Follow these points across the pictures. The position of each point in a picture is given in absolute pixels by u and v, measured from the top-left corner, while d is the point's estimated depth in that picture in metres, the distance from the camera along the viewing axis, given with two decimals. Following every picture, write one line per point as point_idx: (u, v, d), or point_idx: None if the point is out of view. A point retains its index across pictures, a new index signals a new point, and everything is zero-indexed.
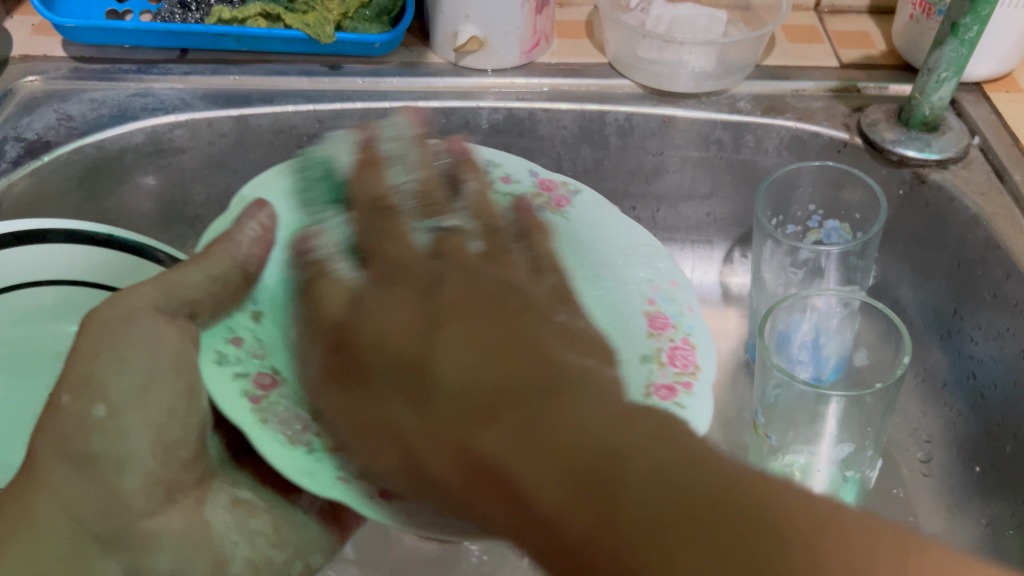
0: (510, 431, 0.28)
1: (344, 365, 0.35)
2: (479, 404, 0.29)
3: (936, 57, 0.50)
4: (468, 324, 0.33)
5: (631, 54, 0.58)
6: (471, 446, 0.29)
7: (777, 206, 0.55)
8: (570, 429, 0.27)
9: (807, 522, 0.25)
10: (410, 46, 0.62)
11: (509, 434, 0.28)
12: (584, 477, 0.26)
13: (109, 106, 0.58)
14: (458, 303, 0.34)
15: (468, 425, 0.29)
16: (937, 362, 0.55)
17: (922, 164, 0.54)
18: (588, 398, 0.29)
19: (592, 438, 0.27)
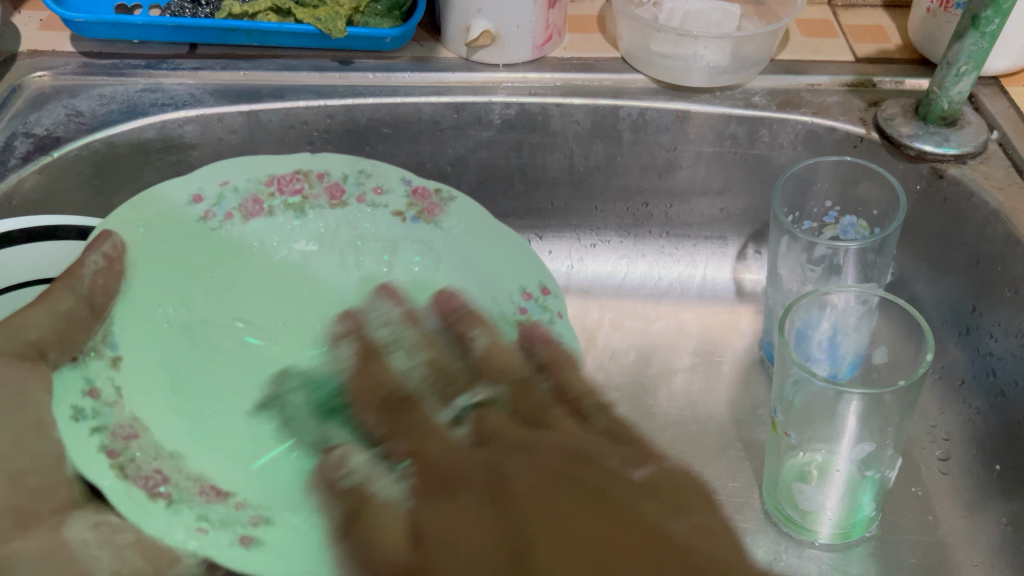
0: (557, 555, 0.41)
1: (418, 542, 0.45)
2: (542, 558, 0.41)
3: (956, 50, 0.50)
4: (544, 510, 0.44)
5: (644, 49, 0.58)
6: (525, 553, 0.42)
7: (794, 202, 0.55)
8: (601, 548, 0.41)
9: None
10: (421, 41, 0.61)
11: (556, 557, 0.41)
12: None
13: (120, 102, 0.57)
14: (533, 498, 0.45)
15: (536, 556, 0.41)
16: (955, 359, 0.54)
17: (941, 158, 0.53)
18: (653, 555, 0.40)
19: (636, 571, 0.39)
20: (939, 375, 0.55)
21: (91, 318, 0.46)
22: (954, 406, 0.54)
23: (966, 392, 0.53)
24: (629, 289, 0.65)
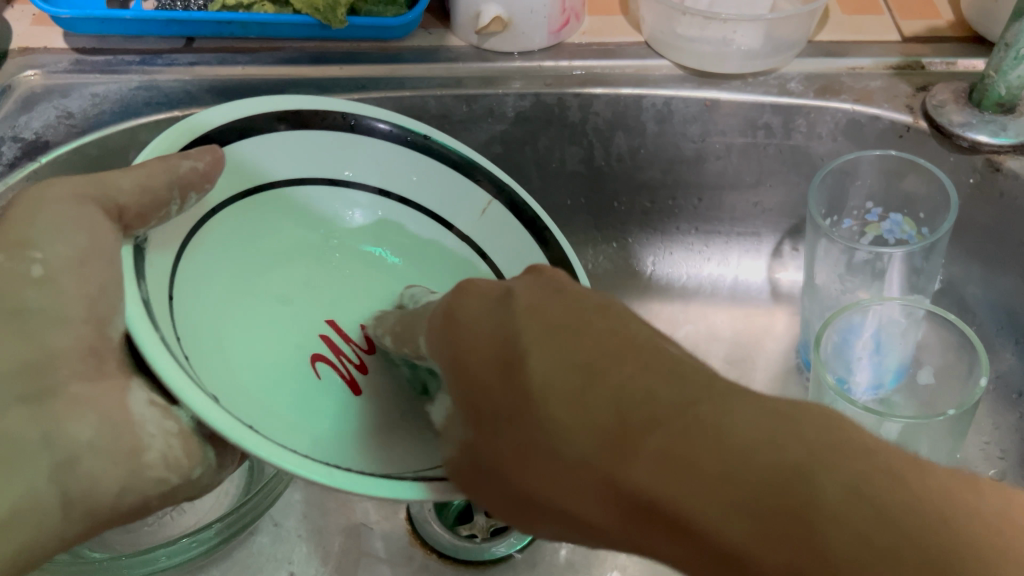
0: (657, 459, 0.22)
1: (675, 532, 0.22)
2: (768, 504, 0.20)
3: (1016, 31, 0.45)
4: (671, 454, 0.22)
5: (669, 32, 0.53)
6: (624, 483, 0.23)
7: (832, 201, 0.51)
8: (725, 451, 0.21)
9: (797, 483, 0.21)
10: (430, 29, 0.57)
11: (655, 462, 0.22)
12: (767, 503, 0.20)
13: (434, 177, 0.45)
14: (659, 436, 0.22)
15: (614, 453, 0.23)
16: (1011, 368, 0.50)
17: (996, 149, 0.48)
18: (731, 407, 0.22)
19: (750, 460, 0.21)
20: (991, 385, 0.51)
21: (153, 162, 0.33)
22: (1011, 419, 0.50)
23: None
24: (656, 289, 0.61)
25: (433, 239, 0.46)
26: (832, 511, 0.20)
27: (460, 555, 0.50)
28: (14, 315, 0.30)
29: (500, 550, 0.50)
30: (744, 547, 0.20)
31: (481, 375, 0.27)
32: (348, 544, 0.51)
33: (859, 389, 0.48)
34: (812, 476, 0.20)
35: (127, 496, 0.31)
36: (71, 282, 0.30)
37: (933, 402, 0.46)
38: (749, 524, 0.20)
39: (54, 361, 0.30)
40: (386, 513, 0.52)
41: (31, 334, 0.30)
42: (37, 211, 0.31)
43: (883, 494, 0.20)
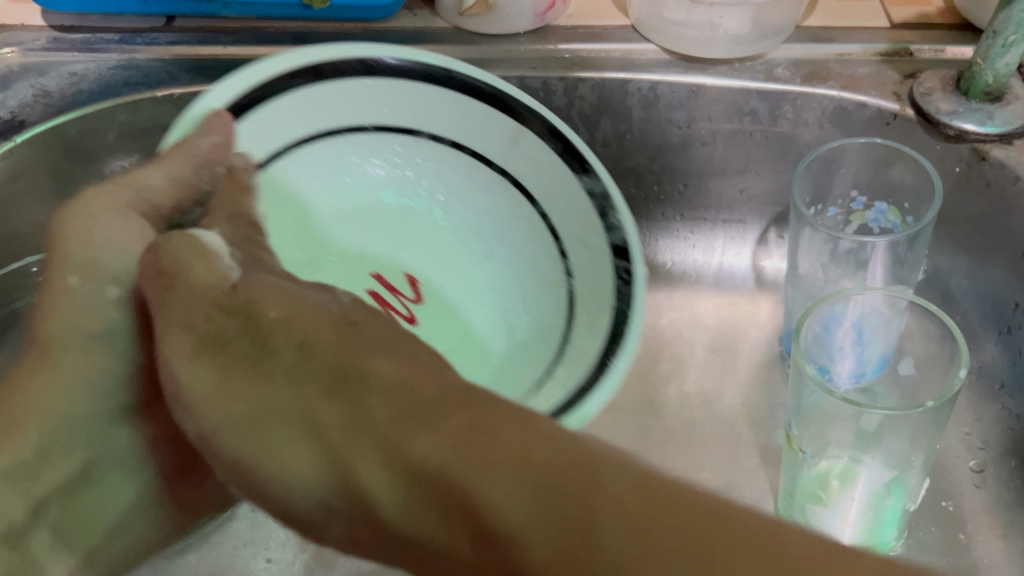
0: (451, 435, 0.24)
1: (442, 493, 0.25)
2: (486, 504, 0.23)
3: (1004, 18, 0.44)
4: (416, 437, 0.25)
5: (656, 16, 0.53)
6: (408, 452, 0.25)
7: (817, 189, 0.50)
8: (511, 449, 0.24)
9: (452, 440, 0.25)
10: (414, 10, 0.57)
11: (449, 440, 0.24)
12: (559, 487, 0.23)
13: (474, 120, 0.45)
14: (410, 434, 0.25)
15: (409, 423, 0.26)
16: (994, 359, 0.50)
17: (982, 138, 0.48)
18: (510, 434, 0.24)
19: (538, 455, 0.24)
20: (974, 376, 0.51)
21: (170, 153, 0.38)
22: (992, 410, 0.49)
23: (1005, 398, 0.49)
24: None
25: (507, 198, 0.46)
26: (644, 539, 0.21)
27: None
28: (90, 337, 0.38)
29: None
30: (516, 526, 0.23)
31: (312, 430, 0.27)
32: None
33: (840, 377, 0.49)
34: (600, 477, 0.23)
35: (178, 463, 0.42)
36: (97, 315, 0.38)
37: (914, 392, 0.47)
38: (527, 500, 0.23)
39: (109, 358, 0.39)
40: None
41: (90, 356, 0.39)
42: (87, 228, 0.37)
43: (673, 497, 0.22)
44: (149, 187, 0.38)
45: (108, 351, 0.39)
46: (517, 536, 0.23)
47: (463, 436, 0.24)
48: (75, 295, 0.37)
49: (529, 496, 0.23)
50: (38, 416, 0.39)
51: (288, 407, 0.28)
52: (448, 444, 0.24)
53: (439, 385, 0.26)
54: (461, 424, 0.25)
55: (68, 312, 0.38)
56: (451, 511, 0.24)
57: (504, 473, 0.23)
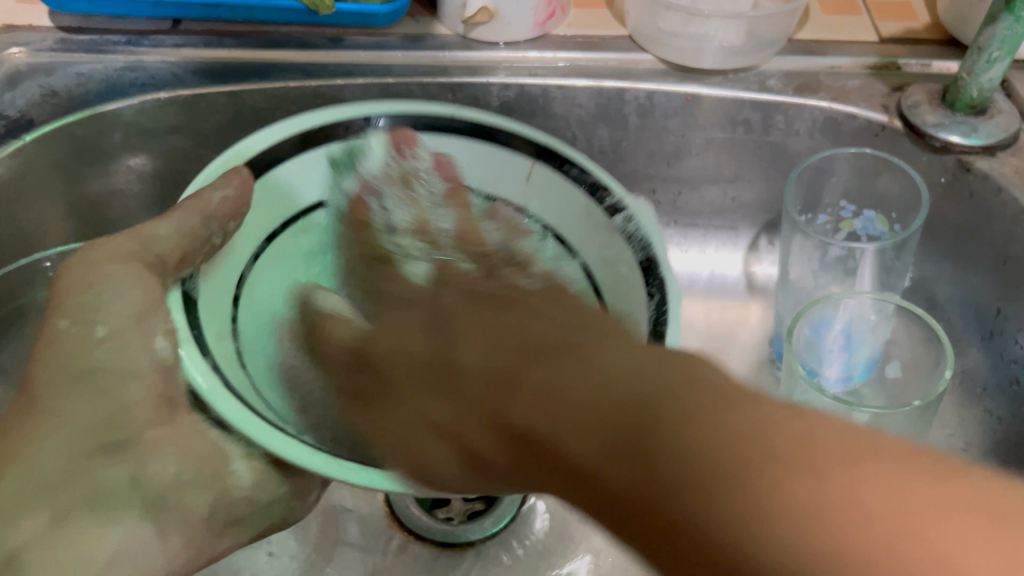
0: (533, 399, 0.27)
1: (532, 457, 0.27)
2: (615, 401, 0.24)
3: (988, 35, 0.46)
4: (541, 376, 0.27)
5: (653, 27, 0.54)
6: (504, 420, 0.27)
7: (808, 198, 0.52)
8: (594, 379, 0.25)
9: (676, 378, 0.24)
10: (417, 17, 0.58)
11: (533, 404, 0.26)
12: (622, 434, 0.23)
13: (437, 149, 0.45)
14: (546, 389, 0.26)
15: (498, 399, 0.28)
16: (976, 364, 0.52)
17: (967, 150, 0.50)
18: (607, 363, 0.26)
19: (618, 386, 0.25)
20: (957, 379, 0.52)
21: (183, 205, 0.39)
22: (974, 413, 0.51)
23: (986, 401, 0.50)
24: None
25: (497, 218, 0.46)
26: (909, 526, 0.19)
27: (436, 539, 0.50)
28: (87, 375, 0.37)
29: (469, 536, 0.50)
30: (595, 463, 0.24)
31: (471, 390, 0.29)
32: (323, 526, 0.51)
33: (828, 381, 0.49)
34: (658, 406, 0.23)
35: (218, 509, 0.40)
36: (137, 345, 0.37)
37: (902, 394, 0.48)
38: (609, 453, 0.23)
39: (130, 414, 0.37)
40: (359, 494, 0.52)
41: (102, 390, 0.37)
42: (91, 272, 0.38)
43: (650, 392, 0.24)
44: (155, 241, 0.39)
45: (123, 386, 0.37)
46: (594, 473, 0.24)
47: (620, 397, 0.24)
48: (63, 340, 0.37)
49: (592, 426, 0.24)
50: (75, 433, 0.36)
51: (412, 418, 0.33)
52: (564, 411, 0.25)
53: (538, 334, 0.30)
54: (593, 381, 0.25)
55: (61, 357, 0.37)
56: (609, 415, 0.24)
57: (569, 418, 0.25)
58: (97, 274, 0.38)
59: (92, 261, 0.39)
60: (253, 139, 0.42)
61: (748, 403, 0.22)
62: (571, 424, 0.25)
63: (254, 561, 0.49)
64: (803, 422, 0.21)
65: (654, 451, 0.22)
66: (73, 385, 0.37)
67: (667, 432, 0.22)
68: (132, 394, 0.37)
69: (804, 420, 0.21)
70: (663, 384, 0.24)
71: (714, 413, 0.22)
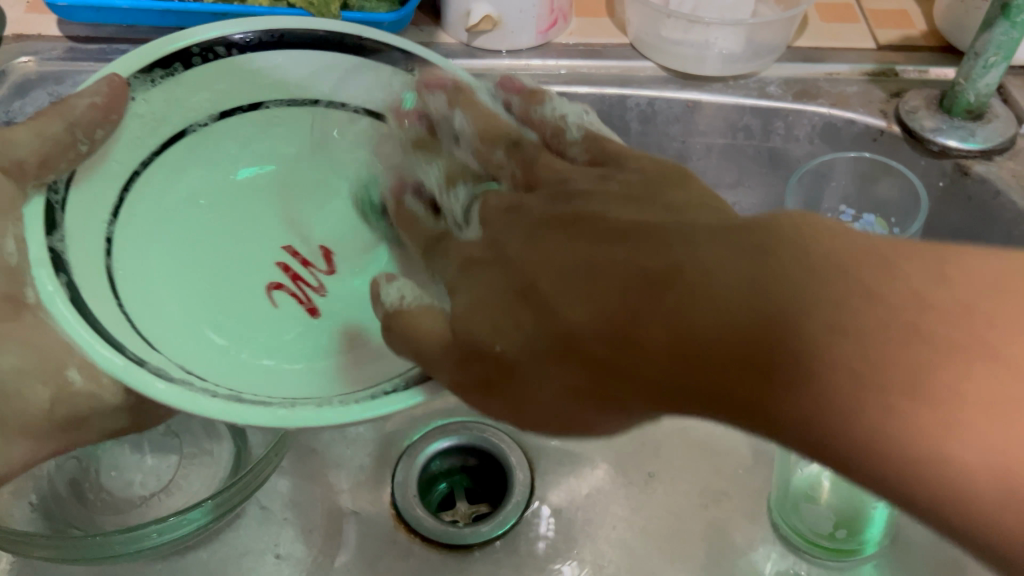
0: (738, 371, 0.25)
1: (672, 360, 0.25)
2: (700, 358, 0.25)
3: (984, 40, 0.47)
4: (646, 311, 0.26)
5: (653, 35, 0.55)
6: (700, 353, 0.25)
7: (808, 202, 0.52)
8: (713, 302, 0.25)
9: (820, 323, 0.23)
10: (421, 26, 0.59)
11: (675, 363, 0.25)
12: (758, 362, 0.24)
13: (302, 67, 0.42)
14: (721, 341, 0.25)
15: (626, 352, 0.26)
16: None
17: (965, 154, 0.50)
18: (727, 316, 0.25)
19: (745, 308, 0.25)
20: None
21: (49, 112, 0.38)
22: None
23: None
24: None
25: (356, 135, 0.45)
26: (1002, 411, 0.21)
27: (439, 543, 0.50)
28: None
29: (471, 539, 0.50)
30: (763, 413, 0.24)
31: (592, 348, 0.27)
32: (329, 528, 0.51)
33: None
34: (795, 332, 0.24)
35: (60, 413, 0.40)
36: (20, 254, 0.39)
37: None
38: (739, 376, 0.25)
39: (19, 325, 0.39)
40: (364, 498, 0.52)
41: None
42: None
43: (786, 350, 0.24)
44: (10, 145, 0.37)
45: None
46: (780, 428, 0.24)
47: (735, 320, 0.25)
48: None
49: (732, 349, 0.25)
50: None
51: (437, 334, 0.31)
52: (678, 331, 0.25)
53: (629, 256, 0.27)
54: (717, 301, 0.25)
55: None
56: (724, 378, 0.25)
57: (662, 351, 0.26)
58: None
59: None
60: (186, 32, 0.40)
61: (855, 294, 0.24)
62: (699, 371, 0.25)
63: (261, 565, 0.49)
64: (949, 376, 0.22)
65: (775, 374, 0.24)
66: None
67: (796, 389, 0.24)
68: None
69: (868, 300, 0.23)
70: (796, 324, 0.24)
71: (835, 330, 0.23)
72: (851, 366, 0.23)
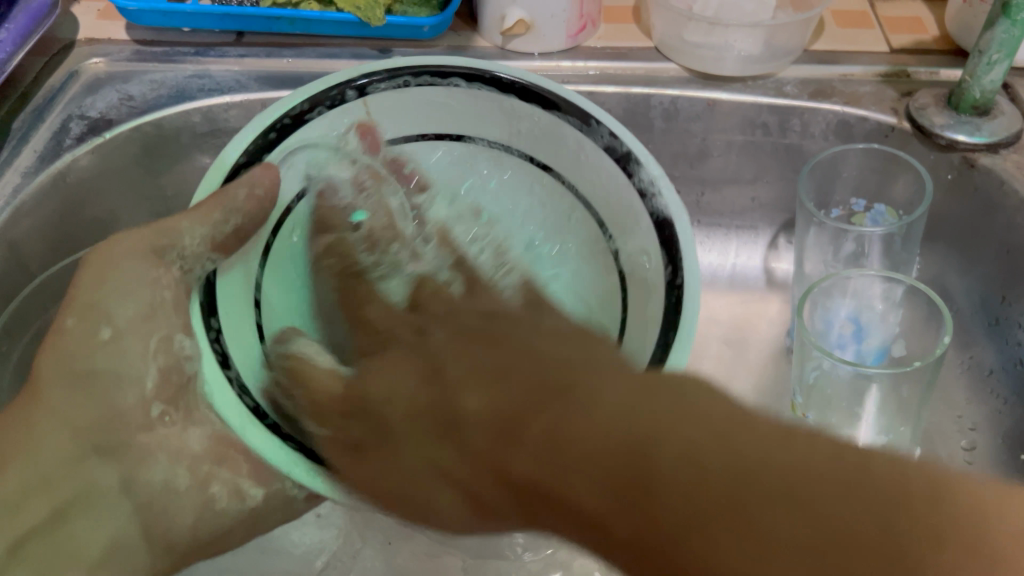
0: (536, 448, 0.27)
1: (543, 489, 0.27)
2: (615, 450, 0.25)
3: (988, 38, 0.50)
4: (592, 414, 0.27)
5: (677, 37, 0.59)
6: (494, 463, 0.28)
7: (821, 190, 0.56)
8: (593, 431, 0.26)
9: (662, 451, 0.25)
10: (458, 31, 0.63)
11: (536, 453, 0.27)
12: (625, 485, 0.25)
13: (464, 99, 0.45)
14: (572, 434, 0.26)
15: (496, 449, 0.28)
16: (983, 350, 0.54)
17: (972, 148, 0.53)
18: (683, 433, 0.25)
19: (609, 437, 0.26)
20: (967, 366, 0.55)
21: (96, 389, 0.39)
22: (983, 396, 0.53)
23: (993, 383, 0.53)
24: None
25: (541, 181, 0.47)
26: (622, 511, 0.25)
27: None
28: (85, 375, 0.39)
29: None
30: (597, 513, 0.25)
31: (525, 442, 0.28)
32: None
33: None
34: (657, 448, 0.25)
35: (200, 528, 0.41)
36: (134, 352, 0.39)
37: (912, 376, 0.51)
38: (600, 494, 0.25)
39: (123, 417, 0.39)
40: None
41: (96, 394, 0.39)
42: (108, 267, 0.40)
43: (665, 462, 0.25)
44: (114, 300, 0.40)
45: (121, 388, 0.39)
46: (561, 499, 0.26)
47: (619, 445, 0.25)
48: (70, 337, 0.39)
49: (590, 475, 0.25)
50: (72, 425, 0.38)
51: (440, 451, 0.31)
52: (589, 456, 0.26)
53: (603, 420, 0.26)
54: (605, 436, 0.26)
55: (68, 354, 0.39)
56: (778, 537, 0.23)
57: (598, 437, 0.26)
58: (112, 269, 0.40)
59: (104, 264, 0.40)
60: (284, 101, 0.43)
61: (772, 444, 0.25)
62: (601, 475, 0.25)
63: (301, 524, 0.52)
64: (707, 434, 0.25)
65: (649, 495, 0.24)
66: (68, 383, 0.39)
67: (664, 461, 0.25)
68: (128, 399, 0.39)
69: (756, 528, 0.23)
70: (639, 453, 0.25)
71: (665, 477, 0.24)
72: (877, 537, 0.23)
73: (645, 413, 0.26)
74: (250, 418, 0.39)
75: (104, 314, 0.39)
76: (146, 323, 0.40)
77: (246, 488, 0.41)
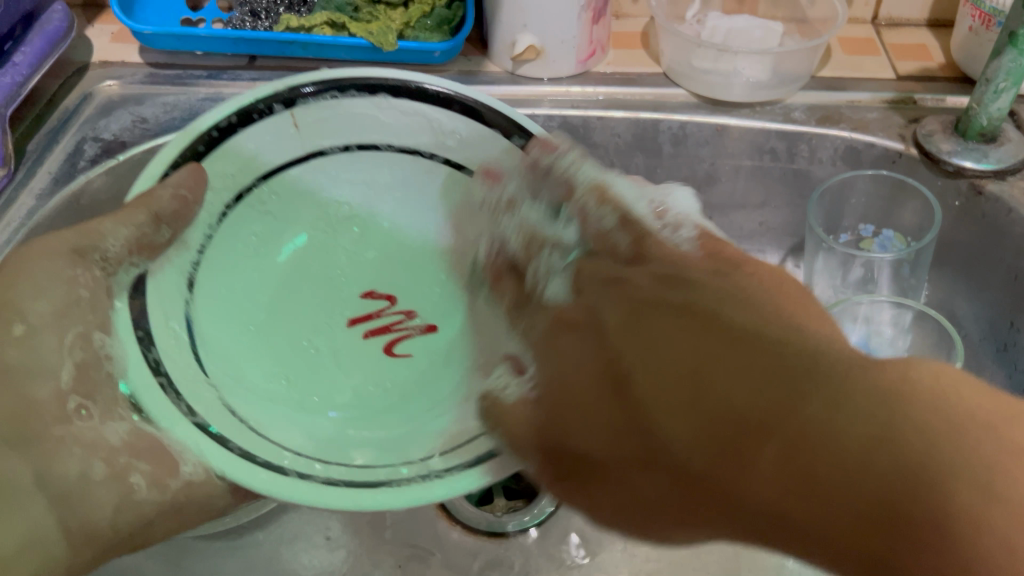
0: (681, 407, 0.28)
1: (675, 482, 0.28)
2: (744, 422, 0.26)
3: (994, 67, 0.50)
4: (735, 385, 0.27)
5: (686, 64, 0.59)
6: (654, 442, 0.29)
7: (829, 216, 0.56)
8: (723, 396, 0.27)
9: (808, 415, 0.25)
10: (469, 56, 0.63)
11: (684, 419, 0.28)
12: (729, 444, 0.26)
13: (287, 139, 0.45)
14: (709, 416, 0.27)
15: (650, 431, 0.29)
16: (992, 376, 0.54)
17: (979, 174, 0.54)
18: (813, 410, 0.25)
19: (739, 402, 0.27)
20: None
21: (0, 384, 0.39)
22: None
23: None
24: None
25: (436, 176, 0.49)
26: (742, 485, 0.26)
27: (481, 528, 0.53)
28: (1, 374, 0.39)
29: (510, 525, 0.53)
30: (771, 503, 0.25)
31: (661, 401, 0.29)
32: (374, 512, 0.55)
33: None
34: (769, 429, 0.26)
35: (119, 521, 0.41)
36: (47, 346, 0.40)
37: None
38: (779, 488, 0.25)
39: (39, 414, 0.40)
40: None
41: (9, 386, 0.39)
42: (27, 266, 0.41)
43: (809, 429, 0.25)
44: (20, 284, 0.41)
45: (33, 381, 0.40)
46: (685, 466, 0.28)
47: (727, 414, 0.27)
48: None
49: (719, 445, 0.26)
50: None
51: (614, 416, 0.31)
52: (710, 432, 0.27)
53: (737, 395, 0.27)
54: (746, 399, 0.27)
55: None
56: (876, 499, 0.23)
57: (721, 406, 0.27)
58: (37, 263, 0.41)
59: (26, 256, 0.42)
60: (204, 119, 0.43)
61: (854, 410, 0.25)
62: (728, 455, 0.26)
63: (311, 549, 0.52)
64: (817, 402, 0.25)
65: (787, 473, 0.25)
66: None
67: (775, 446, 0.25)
68: (41, 393, 0.40)
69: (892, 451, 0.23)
70: (768, 422, 0.26)
71: (812, 444, 0.25)
72: (951, 509, 0.22)
73: (760, 394, 0.27)
74: (246, 462, 0.35)
75: (17, 311, 0.40)
76: (61, 317, 0.40)
77: (165, 480, 0.40)
